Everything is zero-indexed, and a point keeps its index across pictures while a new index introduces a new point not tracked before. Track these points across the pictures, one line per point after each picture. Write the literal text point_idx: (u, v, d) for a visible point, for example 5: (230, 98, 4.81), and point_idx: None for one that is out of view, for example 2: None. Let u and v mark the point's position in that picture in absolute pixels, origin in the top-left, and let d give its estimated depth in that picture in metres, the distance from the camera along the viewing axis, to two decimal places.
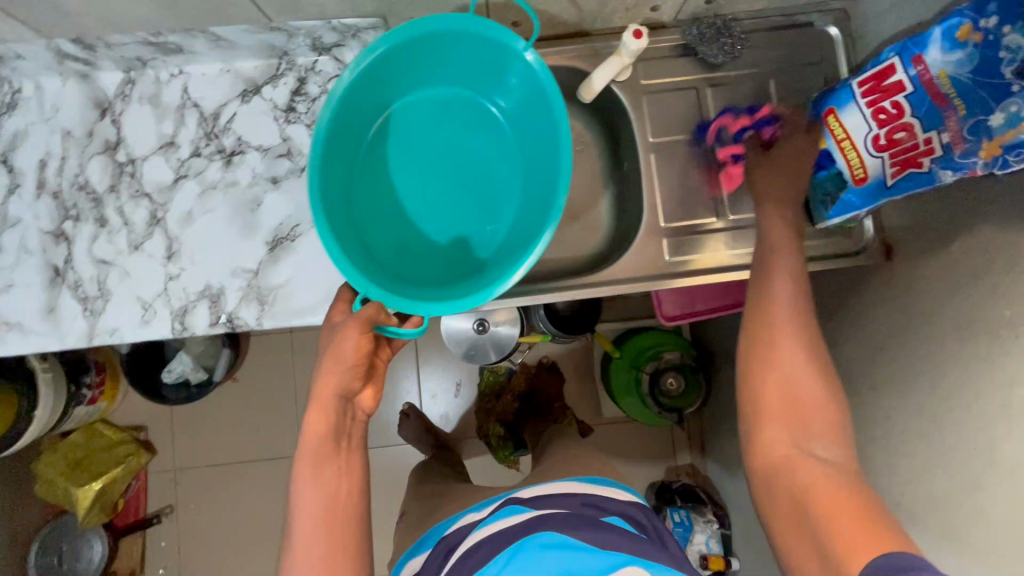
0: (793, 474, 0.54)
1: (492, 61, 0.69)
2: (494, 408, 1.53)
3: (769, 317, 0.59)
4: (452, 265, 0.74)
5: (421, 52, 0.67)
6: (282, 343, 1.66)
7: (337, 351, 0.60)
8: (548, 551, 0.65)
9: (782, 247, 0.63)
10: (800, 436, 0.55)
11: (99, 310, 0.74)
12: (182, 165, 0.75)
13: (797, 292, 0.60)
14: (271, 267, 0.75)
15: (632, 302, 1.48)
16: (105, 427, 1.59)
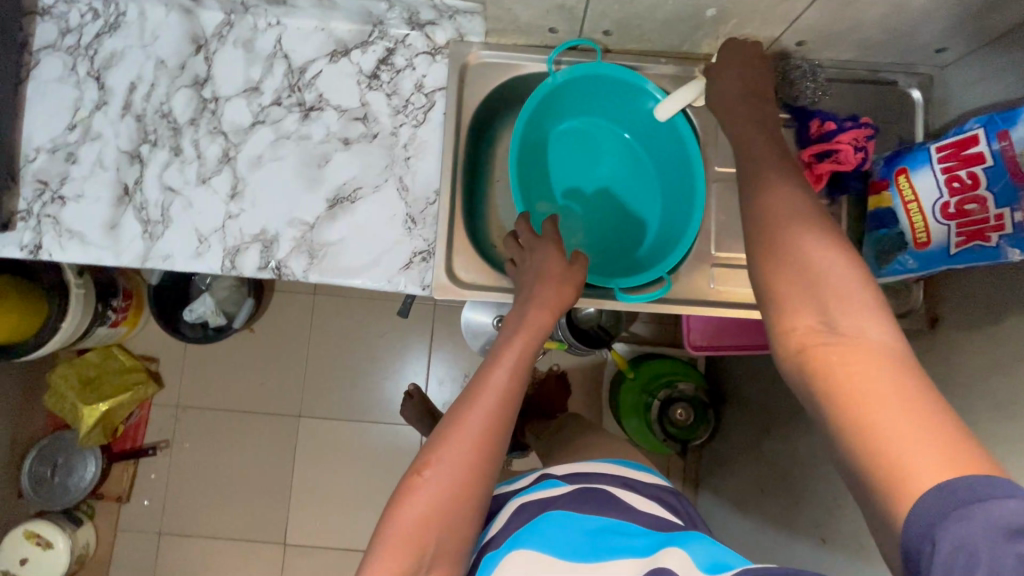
0: (817, 364, 0.43)
1: (613, 98, 0.81)
2: None
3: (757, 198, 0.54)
4: (626, 262, 0.86)
5: (564, 97, 0.79)
6: (303, 303, 1.69)
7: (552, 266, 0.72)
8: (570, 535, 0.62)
9: (764, 157, 0.58)
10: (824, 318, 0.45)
11: (157, 234, 0.76)
12: (262, 111, 0.77)
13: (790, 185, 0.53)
14: (327, 224, 0.77)
15: (654, 325, 1.48)
16: (120, 351, 1.62)
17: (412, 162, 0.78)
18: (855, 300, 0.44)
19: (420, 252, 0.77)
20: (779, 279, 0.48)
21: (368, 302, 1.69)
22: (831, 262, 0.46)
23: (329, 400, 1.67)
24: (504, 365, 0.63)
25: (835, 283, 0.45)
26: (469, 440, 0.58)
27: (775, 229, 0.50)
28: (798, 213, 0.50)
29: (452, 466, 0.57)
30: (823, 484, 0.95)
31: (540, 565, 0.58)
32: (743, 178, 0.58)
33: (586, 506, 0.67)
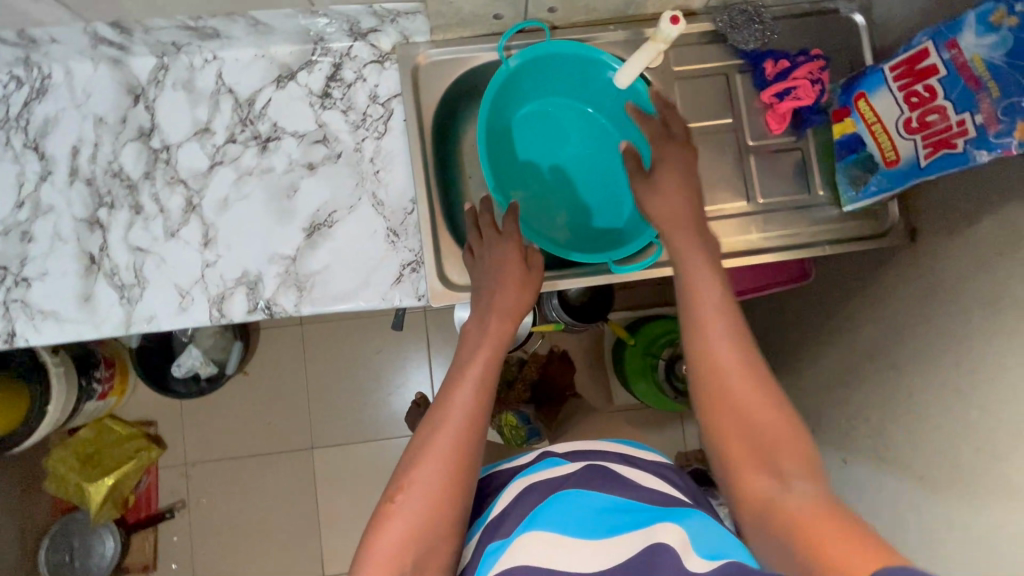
0: (776, 508, 0.53)
1: (569, 74, 0.80)
2: (505, 398, 1.48)
3: (707, 356, 0.63)
4: (612, 235, 0.86)
5: (521, 81, 0.78)
6: (293, 336, 1.66)
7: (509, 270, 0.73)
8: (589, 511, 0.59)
9: (700, 265, 0.69)
10: (771, 474, 0.55)
11: (136, 297, 0.73)
12: (217, 151, 0.75)
13: (727, 306, 0.65)
14: (308, 254, 0.75)
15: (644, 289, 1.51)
16: (114, 422, 1.57)
17: (382, 175, 0.77)
18: (796, 449, 0.56)
19: (408, 263, 0.76)
20: (728, 437, 0.59)
21: (357, 322, 1.67)
22: (764, 412, 0.58)
23: (339, 427, 1.65)
24: (469, 380, 0.66)
25: (781, 447, 0.56)
26: (445, 457, 0.60)
27: (725, 397, 0.60)
28: (741, 362, 0.62)
29: (426, 486, 0.58)
30: (836, 409, 0.99)
31: (559, 543, 0.55)
32: (684, 305, 0.67)
33: (598, 483, 0.64)
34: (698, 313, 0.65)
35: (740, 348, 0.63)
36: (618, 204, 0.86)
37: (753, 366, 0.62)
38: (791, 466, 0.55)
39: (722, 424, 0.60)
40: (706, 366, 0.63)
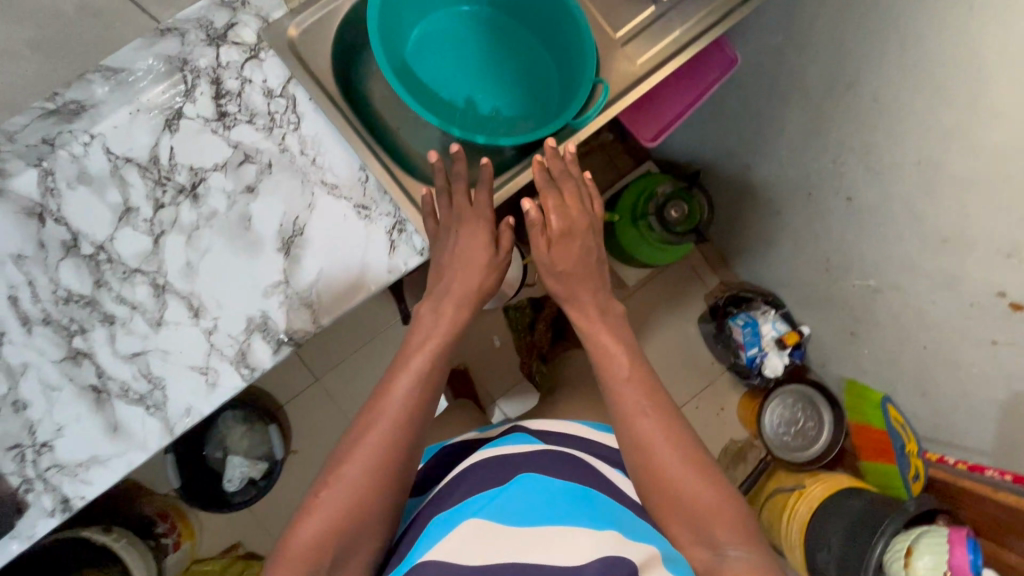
0: None
1: None
2: (533, 341, 1.58)
3: (631, 437, 0.69)
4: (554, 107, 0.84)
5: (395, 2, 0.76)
6: (317, 395, 1.64)
7: (466, 255, 0.72)
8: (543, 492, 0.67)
9: (598, 339, 0.75)
10: (710, 546, 0.65)
11: (161, 399, 0.69)
12: (153, 224, 0.70)
13: (639, 385, 0.71)
14: (297, 268, 0.72)
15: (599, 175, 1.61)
16: (203, 564, 1.51)
17: (320, 161, 0.73)
18: (725, 515, 0.65)
19: (393, 227, 0.75)
20: (671, 519, 0.67)
21: (367, 349, 1.65)
22: (699, 494, 0.65)
23: None
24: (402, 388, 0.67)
25: (712, 515, 0.65)
26: (380, 460, 0.63)
27: (659, 483, 0.67)
28: (671, 443, 0.68)
29: (352, 483, 0.63)
30: (817, 157, 1.05)
31: (505, 540, 0.61)
32: (607, 389, 0.73)
33: (555, 468, 0.72)
34: (619, 394, 0.71)
35: (668, 430, 0.69)
36: (542, 77, 0.85)
37: (671, 435, 0.68)
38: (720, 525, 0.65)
39: (655, 492, 0.67)
40: (631, 441, 0.69)
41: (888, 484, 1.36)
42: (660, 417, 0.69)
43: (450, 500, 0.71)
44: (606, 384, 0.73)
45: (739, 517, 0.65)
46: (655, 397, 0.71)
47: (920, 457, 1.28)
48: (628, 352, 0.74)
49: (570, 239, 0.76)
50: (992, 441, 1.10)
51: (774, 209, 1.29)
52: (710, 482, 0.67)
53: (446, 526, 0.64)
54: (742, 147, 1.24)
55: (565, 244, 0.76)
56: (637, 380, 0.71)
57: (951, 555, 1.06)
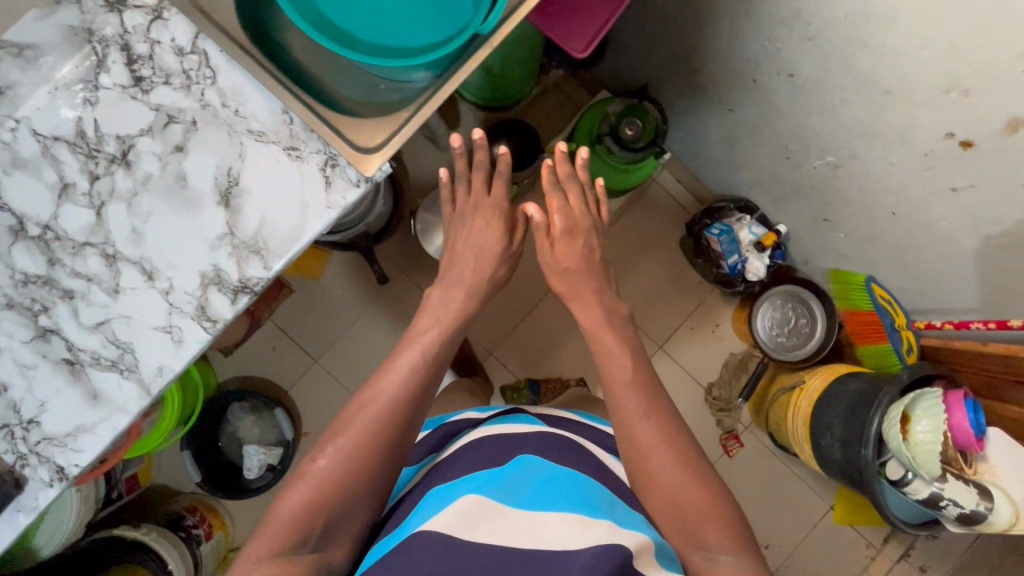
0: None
1: None
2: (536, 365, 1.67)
3: (630, 438, 0.78)
4: None
5: None
6: (319, 377, 1.67)
7: (474, 236, 1.02)
8: (537, 470, 0.70)
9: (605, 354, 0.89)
10: (700, 546, 0.70)
11: (132, 362, 0.72)
12: (92, 197, 0.72)
13: (638, 395, 0.82)
14: (239, 218, 0.74)
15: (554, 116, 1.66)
16: (238, 551, 1.57)
17: (242, 109, 0.74)
18: (713, 517, 0.71)
19: (326, 164, 0.76)
20: (663, 520, 0.73)
21: (359, 324, 1.69)
22: (690, 495, 0.73)
23: None
24: (404, 364, 0.82)
25: (700, 514, 0.71)
26: (374, 436, 0.73)
27: (653, 482, 0.74)
28: (664, 447, 0.76)
29: (342, 463, 0.71)
30: (752, 38, 1.04)
31: (495, 509, 0.64)
32: (611, 397, 0.83)
33: (552, 451, 0.76)
34: (623, 401, 0.81)
35: (662, 437, 0.77)
36: None
37: (667, 442, 0.77)
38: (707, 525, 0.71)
39: (644, 485, 0.75)
40: (626, 435, 0.79)
41: (883, 363, 1.35)
42: (658, 419, 0.79)
43: (445, 477, 0.74)
44: (610, 390, 0.84)
45: (729, 525, 0.71)
46: (653, 402, 0.81)
47: (910, 328, 1.27)
48: (626, 371, 0.85)
49: (574, 238, 1.03)
50: (976, 294, 1.09)
51: (725, 108, 1.28)
52: (700, 486, 0.74)
53: (439, 504, 0.68)
54: (684, 49, 1.23)
55: (567, 237, 1.03)
56: (636, 389, 0.82)
57: (950, 416, 1.09)
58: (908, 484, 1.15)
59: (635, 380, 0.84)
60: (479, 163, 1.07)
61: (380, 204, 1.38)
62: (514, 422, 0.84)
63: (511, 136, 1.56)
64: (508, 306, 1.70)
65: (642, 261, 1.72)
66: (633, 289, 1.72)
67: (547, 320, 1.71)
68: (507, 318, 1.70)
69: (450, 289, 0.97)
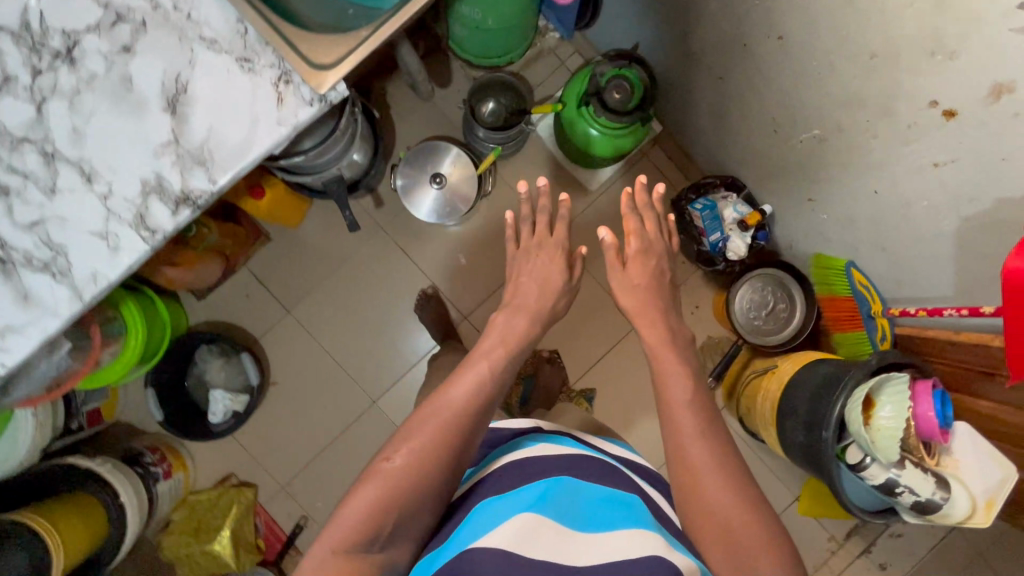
0: None
1: None
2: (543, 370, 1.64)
3: (682, 459, 0.74)
4: None
5: None
6: (291, 328, 1.66)
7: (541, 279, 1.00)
8: (588, 491, 0.72)
9: (664, 371, 0.82)
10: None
11: (65, 266, 0.70)
12: (34, 91, 0.70)
13: (695, 415, 0.77)
14: (186, 127, 0.72)
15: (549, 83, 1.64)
16: (198, 494, 1.57)
17: (195, 14, 0.72)
18: (766, 548, 0.67)
19: (279, 79, 0.73)
20: (713, 547, 0.69)
21: (336, 278, 1.67)
22: (744, 523, 0.69)
23: (383, 371, 1.68)
24: (466, 382, 0.80)
25: (752, 543, 0.68)
26: (440, 443, 0.73)
27: (705, 507, 0.71)
28: (717, 471, 0.72)
29: (408, 468, 0.70)
30: None
31: (557, 530, 0.64)
32: (666, 412, 0.79)
33: (598, 472, 0.77)
34: (675, 418, 0.77)
35: (717, 461, 0.73)
36: None
37: (720, 464, 0.73)
38: (759, 555, 0.67)
39: (693, 507, 0.72)
40: (679, 452, 0.75)
41: (857, 350, 1.33)
42: (711, 438, 0.75)
43: (495, 488, 0.74)
44: (663, 400, 0.80)
45: (782, 554, 0.68)
46: (709, 423, 0.77)
47: (885, 316, 1.23)
48: (687, 390, 0.80)
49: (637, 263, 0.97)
50: (951, 280, 1.07)
51: (717, 77, 1.24)
52: (754, 512, 0.70)
53: (495, 514, 0.67)
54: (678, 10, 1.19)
55: (639, 258, 0.97)
56: (693, 408, 0.77)
57: (916, 405, 1.08)
58: (865, 469, 1.13)
59: (696, 401, 0.78)
60: (542, 208, 1.07)
61: (356, 151, 1.36)
62: (559, 444, 0.84)
63: (498, 95, 1.56)
64: (487, 272, 1.69)
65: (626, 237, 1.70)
66: None
67: None
68: (485, 284, 1.69)
69: (515, 314, 0.95)
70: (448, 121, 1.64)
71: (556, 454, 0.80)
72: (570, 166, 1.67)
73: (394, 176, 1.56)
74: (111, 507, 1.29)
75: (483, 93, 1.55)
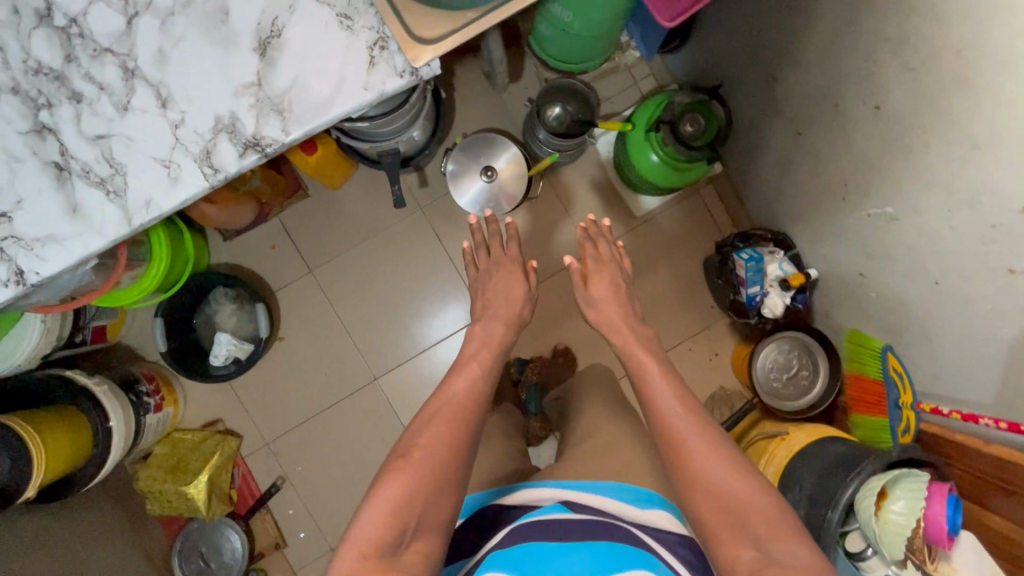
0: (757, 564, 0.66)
1: None
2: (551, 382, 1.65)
3: (662, 425, 0.80)
4: None
5: None
6: (309, 288, 1.65)
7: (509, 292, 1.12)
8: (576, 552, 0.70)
9: (638, 362, 0.90)
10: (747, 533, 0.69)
11: (122, 187, 0.68)
12: (128, 4, 0.68)
13: (672, 389, 0.84)
14: (271, 72, 0.70)
15: (617, 100, 1.62)
16: (183, 432, 1.56)
17: None
18: (761, 505, 0.70)
19: (374, 42, 0.71)
20: (702, 505, 0.73)
21: (364, 248, 1.65)
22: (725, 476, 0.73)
23: (391, 350, 1.66)
24: (460, 383, 0.86)
25: (748, 504, 0.70)
26: (441, 444, 0.76)
27: (686, 467, 0.75)
28: (697, 430, 0.78)
29: (414, 473, 0.73)
30: (851, 58, 0.98)
31: None
32: (642, 398, 0.85)
33: (596, 531, 0.74)
34: (655, 398, 0.83)
35: (694, 423, 0.79)
36: None
37: (697, 426, 0.78)
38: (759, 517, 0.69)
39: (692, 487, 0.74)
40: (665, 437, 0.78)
41: (874, 437, 1.29)
42: (693, 417, 0.79)
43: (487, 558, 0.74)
44: (646, 398, 0.85)
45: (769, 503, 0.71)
46: (682, 393, 0.83)
47: (913, 409, 1.20)
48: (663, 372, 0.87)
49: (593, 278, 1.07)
50: (993, 390, 1.03)
51: (795, 131, 1.21)
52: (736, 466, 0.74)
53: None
54: (772, 56, 1.16)
55: (597, 275, 1.07)
56: (669, 384, 0.85)
57: (928, 504, 1.03)
58: (866, 560, 1.14)
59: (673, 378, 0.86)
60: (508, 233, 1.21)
61: (417, 129, 1.34)
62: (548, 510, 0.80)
63: (566, 100, 1.52)
64: None
65: (661, 269, 1.67)
66: (643, 293, 1.67)
67: (547, 299, 1.67)
68: None
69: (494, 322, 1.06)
70: (509, 116, 1.62)
71: (549, 516, 0.78)
72: (623, 187, 1.65)
73: (446, 160, 1.54)
74: (97, 429, 1.27)
75: (550, 96, 1.52)
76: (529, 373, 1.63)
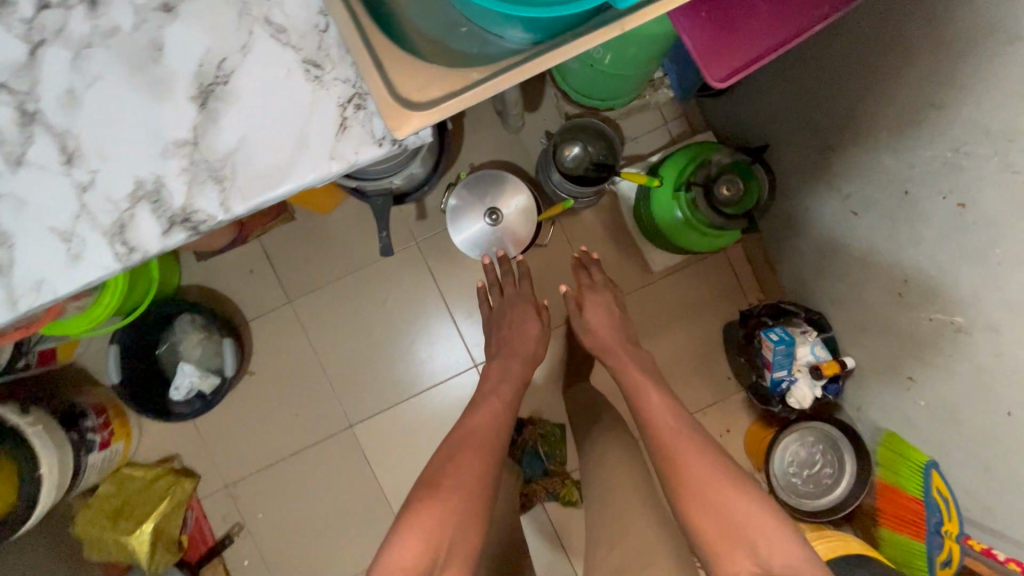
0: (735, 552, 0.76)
1: None
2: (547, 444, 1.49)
3: (665, 452, 0.91)
4: None
5: None
6: (286, 321, 1.50)
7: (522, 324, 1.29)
8: None
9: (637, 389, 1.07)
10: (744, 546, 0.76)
11: (6, 262, 0.53)
12: (34, 31, 0.54)
13: (670, 416, 0.98)
14: (211, 128, 0.54)
15: (644, 143, 1.46)
16: (133, 469, 1.42)
17: None
18: (755, 521, 0.77)
19: (349, 99, 0.56)
20: (698, 517, 0.81)
21: (351, 281, 1.50)
22: (712, 482, 0.83)
23: (371, 396, 1.51)
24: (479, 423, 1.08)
25: (745, 520, 0.78)
26: (466, 474, 0.96)
27: (681, 482, 0.85)
28: (694, 453, 0.88)
29: (443, 502, 0.91)
30: (935, 143, 0.82)
31: None
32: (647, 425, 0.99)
33: None
34: (656, 425, 0.97)
35: (692, 443, 0.90)
36: None
37: (696, 451, 0.88)
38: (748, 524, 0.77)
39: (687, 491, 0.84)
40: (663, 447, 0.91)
41: (909, 558, 1.14)
42: (691, 441, 0.90)
43: None
44: (650, 429, 0.97)
45: (760, 511, 0.79)
46: (678, 419, 0.97)
47: (959, 541, 1.01)
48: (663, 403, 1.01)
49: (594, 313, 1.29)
50: None
51: (849, 210, 1.05)
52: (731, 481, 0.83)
53: None
54: (822, 117, 1.02)
55: (593, 301, 1.31)
56: (669, 414, 0.98)
57: None
58: None
59: (671, 407, 0.99)
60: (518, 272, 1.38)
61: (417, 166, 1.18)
62: None
63: (587, 139, 1.37)
64: None
65: (675, 332, 1.51)
66: (654, 357, 1.51)
67: (547, 353, 1.52)
68: None
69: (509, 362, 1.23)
70: (522, 150, 1.48)
71: None
72: (640, 239, 1.48)
73: (447, 195, 1.39)
74: (26, 472, 1.14)
75: (570, 133, 1.36)
76: (526, 437, 1.48)
